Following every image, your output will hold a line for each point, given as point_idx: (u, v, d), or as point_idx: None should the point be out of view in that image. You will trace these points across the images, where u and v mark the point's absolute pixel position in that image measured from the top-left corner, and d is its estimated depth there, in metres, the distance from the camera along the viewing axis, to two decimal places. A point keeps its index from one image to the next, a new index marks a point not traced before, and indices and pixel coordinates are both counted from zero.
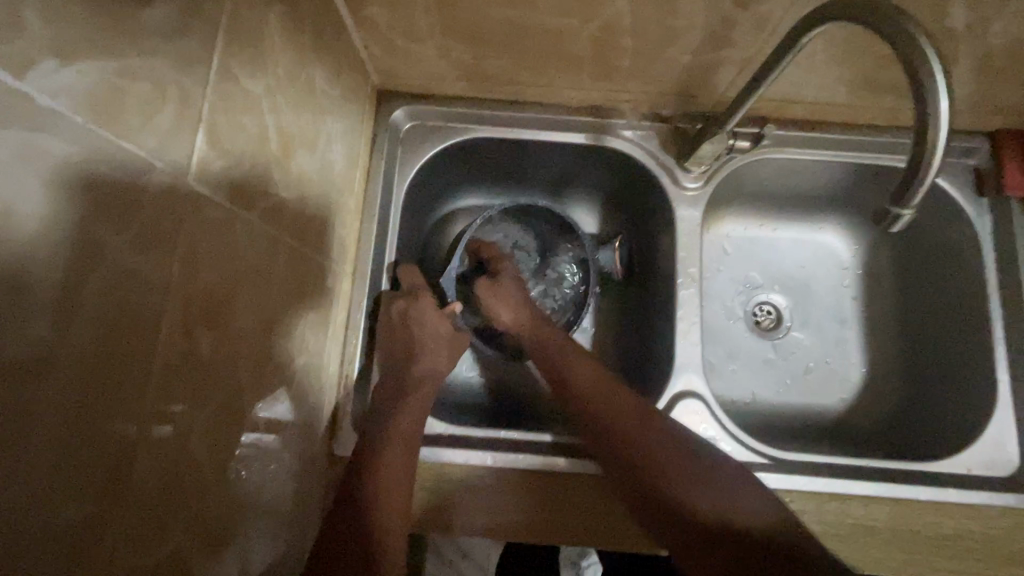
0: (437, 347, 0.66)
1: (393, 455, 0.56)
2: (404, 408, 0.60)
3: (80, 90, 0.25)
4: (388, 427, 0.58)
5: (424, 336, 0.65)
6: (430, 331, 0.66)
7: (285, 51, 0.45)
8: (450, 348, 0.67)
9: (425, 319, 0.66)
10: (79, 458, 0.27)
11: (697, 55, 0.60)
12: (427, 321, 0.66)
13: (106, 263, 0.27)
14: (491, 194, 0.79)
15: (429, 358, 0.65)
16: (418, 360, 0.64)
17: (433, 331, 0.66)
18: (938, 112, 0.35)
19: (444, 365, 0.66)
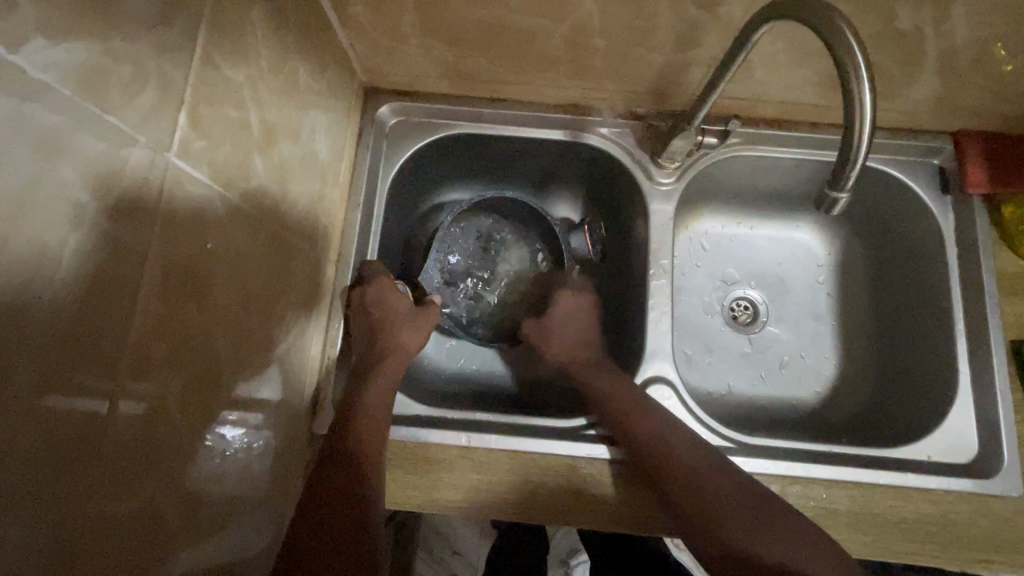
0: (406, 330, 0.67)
1: (366, 429, 0.59)
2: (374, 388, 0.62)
3: (66, 67, 0.28)
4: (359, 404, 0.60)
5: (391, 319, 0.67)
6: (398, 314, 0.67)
7: (268, 45, 0.48)
8: (418, 330, 0.69)
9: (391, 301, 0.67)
10: (62, 403, 0.29)
11: (666, 55, 0.63)
12: (392, 302, 0.67)
13: (88, 224, 0.30)
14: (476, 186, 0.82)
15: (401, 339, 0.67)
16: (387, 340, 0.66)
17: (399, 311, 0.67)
18: (863, 101, 0.38)
19: (411, 339, 0.68)
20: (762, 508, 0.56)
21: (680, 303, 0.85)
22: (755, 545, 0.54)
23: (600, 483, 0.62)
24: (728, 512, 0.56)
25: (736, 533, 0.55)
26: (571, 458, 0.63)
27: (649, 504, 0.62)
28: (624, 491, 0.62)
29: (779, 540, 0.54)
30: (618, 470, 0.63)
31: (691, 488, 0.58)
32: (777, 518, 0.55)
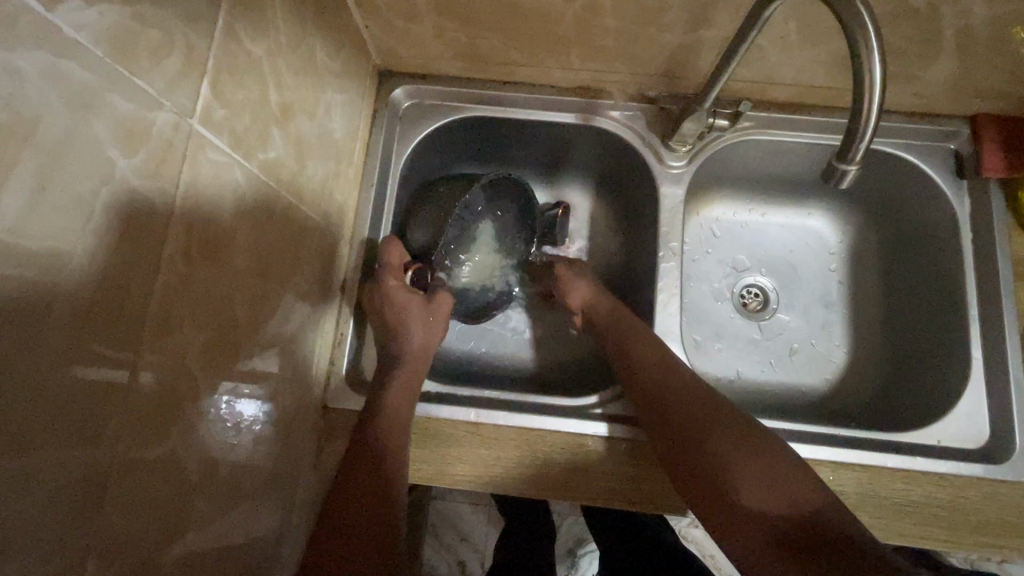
0: (416, 326, 0.67)
1: (387, 422, 0.59)
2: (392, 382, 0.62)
3: (99, 28, 0.29)
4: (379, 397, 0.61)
5: (402, 317, 0.66)
6: (407, 310, 0.66)
7: (286, 21, 0.49)
8: (428, 322, 0.68)
9: (398, 298, 0.67)
10: (88, 350, 0.31)
11: (678, 36, 0.63)
12: (398, 299, 0.67)
13: (116, 179, 0.31)
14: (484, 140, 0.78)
15: (418, 335, 0.67)
16: (400, 337, 0.66)
17: (408, 308, 0.67)
18: (871, 70, 0.38)
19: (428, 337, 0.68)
20: (774, 457, 0.55)
21: (689, 289, 0.86)
22: (761, 490, 0.54)
23: (607, 460, 0.63)
24: (738, 458, 0.56)
25: (744, 477, 0.55)
26: (579, 435, 0.64)
27: (657, 481, 0.62)
28: (632, 469, 0.63)
29: (785, 486, 0.54)
30: (624, 448, 0.64)
31: (701, 436, 0.58)
32: (789, 468, 0.55)
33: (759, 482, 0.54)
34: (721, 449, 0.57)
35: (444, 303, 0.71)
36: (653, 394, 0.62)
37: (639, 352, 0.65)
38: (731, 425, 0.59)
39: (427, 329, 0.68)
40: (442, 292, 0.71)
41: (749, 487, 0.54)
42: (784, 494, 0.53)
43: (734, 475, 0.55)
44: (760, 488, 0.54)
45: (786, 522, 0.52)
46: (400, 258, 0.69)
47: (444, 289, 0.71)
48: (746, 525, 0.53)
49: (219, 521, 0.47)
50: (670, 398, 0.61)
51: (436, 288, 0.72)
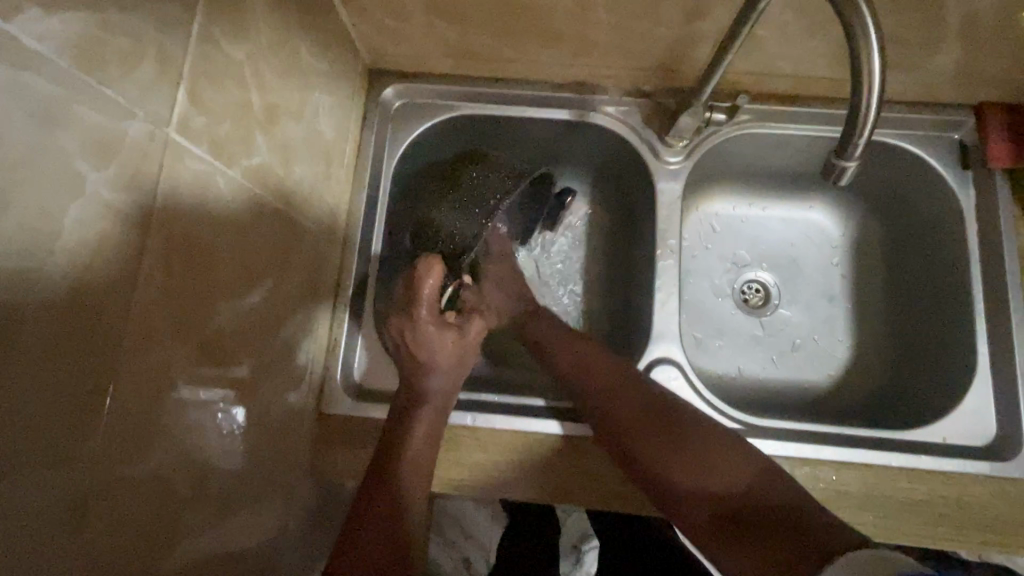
0: (445, 363, 0.64)
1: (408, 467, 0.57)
2: (420, 416, 0.60)
3: (64, 38, 0.28)
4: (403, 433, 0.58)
5: (430, 352, 0.63)
6: (437, 346, 0.64)
7: (267, 23, 0.48)
8: (460, 355, 0.66)
9: (428, 333, 0.63)
10: (64, 369, 0.30)
11: (672, 28, 0.62)
12: (429, 333, 0.64)
13: (87, 193, 0.30)
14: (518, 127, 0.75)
15: (444, 372, 0.63)
16: (427, 373, 0.63)
17: (438, 343, 0.64)
18: (870, 61, 0.37)
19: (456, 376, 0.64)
20: (712, 439, 0.58)
21: (689, 285, 0.84)
22: (701, 471, 0.56)
23: (605, 463, 0.62)
24: (682, 443, 0.59)
25: (685, 461, 0.57)
26: (577, 437, 0.63)
27: None
28: (632, 472, 0.62)
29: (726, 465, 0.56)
30: None
31: (639, 428, 0.60)
32: (727, 449, 0.57)
33: (699, 465, 0.57)
34: (653, 437, 0.59)
35: (476, 333, 0.68)
36: (598, 392, 0.63)
37: (576, 349, 0.68)
38: (668, 413, 0.61)
39: (458, 365, 0.65)
40: (475, 320, 0.68)
41: (686, 470, 0.57)
42: (718, 470, 0.56)
43: (673, 460, 0.58)
44: (701, 471, 0.56)
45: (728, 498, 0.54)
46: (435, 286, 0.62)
47: (477, 316, 0.68)
48: (694, 508, 0.56)
49: (210, 535, 0.47)
50: (603, 395, 0.63)
51: (469, 314, 0.69)
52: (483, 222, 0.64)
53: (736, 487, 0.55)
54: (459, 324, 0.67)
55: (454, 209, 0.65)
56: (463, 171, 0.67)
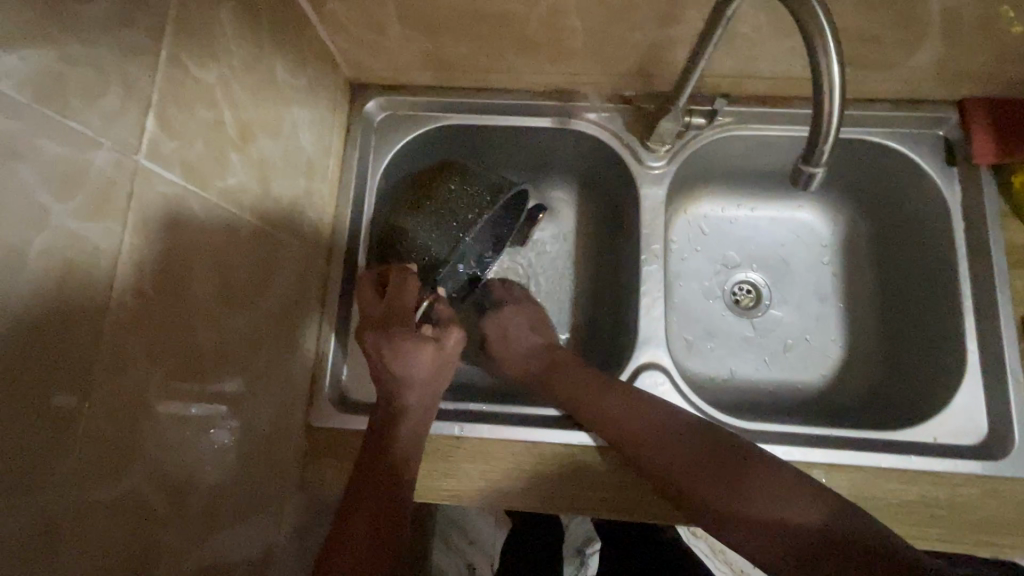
0: (423, 377, 0.61)
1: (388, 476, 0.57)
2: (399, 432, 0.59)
3: (21, 74, 0.29)
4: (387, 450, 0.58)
5: (406, 368, 0.60)
6: (414, 362, 0.60)
7: (240, 44, 0.48)
8: (439, 367, 0.62)
9: (405, 350, 0.60)
10: (34, 397, 0.31)
11: (647, 34, 0.62)
12: (404, 351, 0.60)
13: (50, 224, 0.31)
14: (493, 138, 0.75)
15: (421, 391, 0.61)
16: (404, 389, 0.61)
17: (415, 359, 0.60)
18: (830, 68, 0.37)
19: (434, 389, 0.62)
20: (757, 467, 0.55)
21: (678, 288, 0.84)
22: (772, 514, 0.52)
23: (595, 471, 0.62)
24: (740, 485, 0.54)
25: (753, 504, 0.53)
26: (564, 445, 0.63)
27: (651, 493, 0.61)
28: (621, 480, 0.62)
29: (776, 491, 0.53)
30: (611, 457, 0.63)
31: (677, 461, 0.57)
32: (774, 476, 0.54)
33: (767, 508, 0.52)
34: (689, 466, 0.57)
35: (455, 344, 0.63)
36: (647, 445, 0.58)
37: (605, 401, 0.62)
38: (720, 457, 0.57)
39: (435, 378, 0.62)
40: (453, 330, 0.63)
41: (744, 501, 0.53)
42: (788, 502, 0.52)
43: (728, 492, 0.54)
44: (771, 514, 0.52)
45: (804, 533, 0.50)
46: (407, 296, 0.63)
47: (455, 326, 0.64)
48: (767, 543, 0.51)
49: (195, 554, 0.47)
50: (628, 421, 0.60)
51: (447, 324, 0.64)
52: (460, 236, 0.66)
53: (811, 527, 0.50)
54: (436, 335, 0.63)
55: (427, 222, 0.66)
56: (437, 181, 0.66)
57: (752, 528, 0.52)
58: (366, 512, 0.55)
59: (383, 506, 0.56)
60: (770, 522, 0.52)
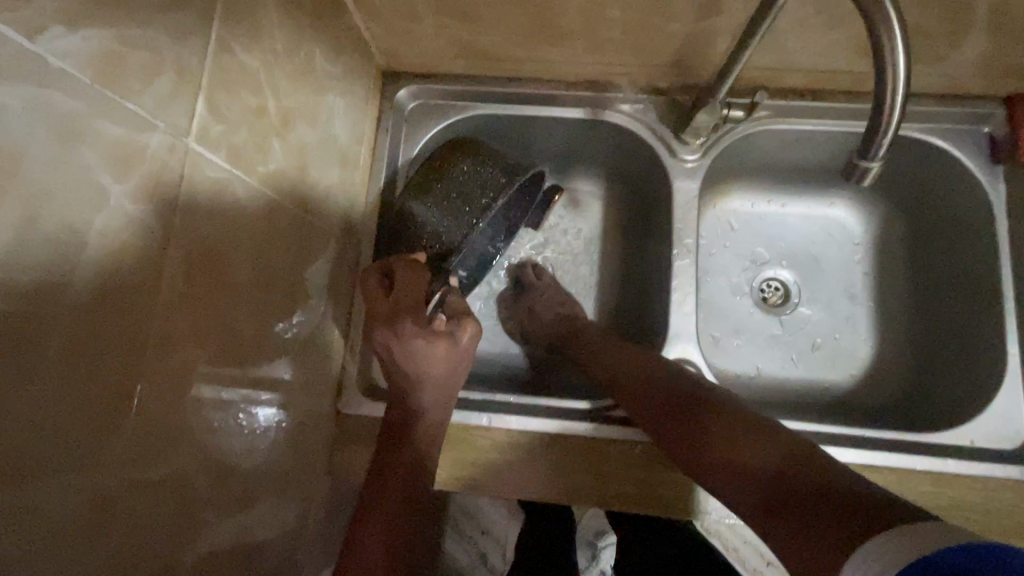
0: (438, 377, 0.58)
1: (399, 472, 0.57)
2: (417, 440, 0.58)
3: (85, 54, 0.29)
4: (396, 449, 0.58)
5: (420, 368, 0.57)
6: (428, 360, 0.57)
7: (282, 30, 0.48)
8: (453, 366, 0.59)
9: (416, 347, 0.56)
10: (90, 377, 0.31)
11: (689, 25, 0.60)
12: (417, 349, 0.57)
13: (110, 206, 0.31)
14: (502, 118, 0.74)
15: (437, 389, 0.59)
16: (421, 390, 0.58)
17: (429, 356, 0.57)
18: (897, 57, 0.37)
19: (451, 385, 0.59)
20: (745, 426, 0.52)
21: (707, 284, 0.83)
22: (744, 460, 0.49)
23: (623, 464, 0.62)
24: (709, 432, 0.53)
25: (716, 448, 0.52)
26: (595, 439, 0.63)
27: (679, 487, 0.61)
28: (648, 475, 0.62)
29: (755, 446, 0.50)
30: (640, 451, 0.63)
31: (663, 413, 0.58)
32: (756, 433, 0.51)
33: (740, 449, 0.50)
34: (679, 420, 0.56)
35: (469, 339, 0.60)
36: (641, 406, 0.60)
37: (611, 357, 0.66)
38: (685, 406, 0.57)
39: (452, 375, 0.59)
40: (468, 324, 0.60)
41: (722, 453, 0.51)
42: (772, 456, 0.48)
43: (709, 444, 0.53)
44: (727, 455, 0.51)
45: (773, 485, 0.46)
46: (417, 288, 0.58)
47: (470, 320, 0.60)
48: (741, 492, 0.49)
49: (229, 536, 0.47)
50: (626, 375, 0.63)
51: (461, 316, 0.60)
52: (474, 222, 0.62)
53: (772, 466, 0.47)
54: (450, 330, 0.59)
55: (442, 207, 0.63)
56: (452, 164, 0.64)
57: (722, 474, 0.51)
58: (383, 508, 0.56)
59: (399, 499, 0.56)
60: (742, 475, 0.49)
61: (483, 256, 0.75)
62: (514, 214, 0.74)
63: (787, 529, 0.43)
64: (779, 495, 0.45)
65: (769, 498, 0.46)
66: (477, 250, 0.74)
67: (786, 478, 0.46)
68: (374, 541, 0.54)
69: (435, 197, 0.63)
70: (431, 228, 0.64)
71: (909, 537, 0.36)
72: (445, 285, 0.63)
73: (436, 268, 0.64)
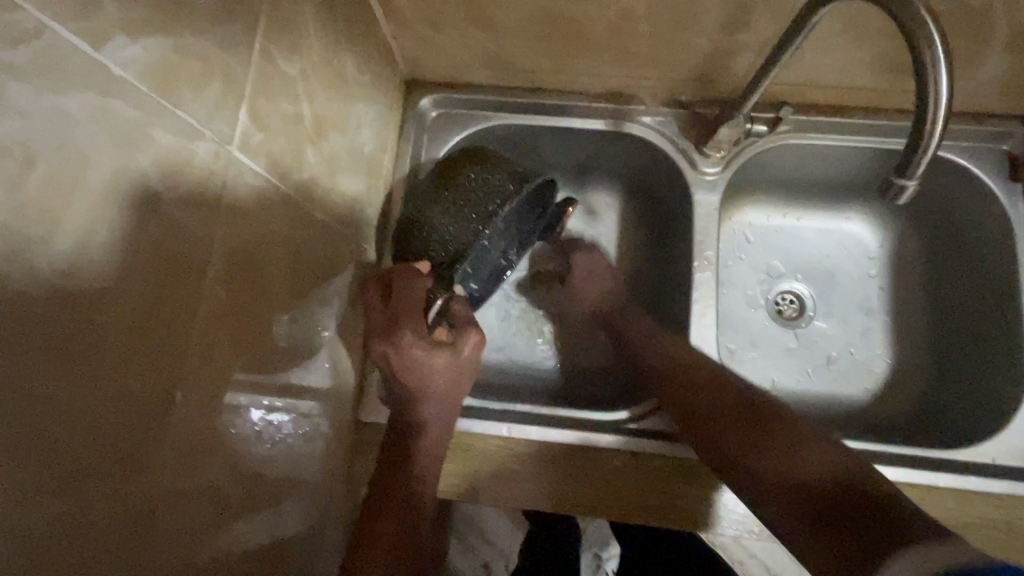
0: (440, 388, 0.57)
1: (405, 483, 0.55)
2: (420, 450, 0.56)
3: (143, 63, 0.29)
4: (399, 461, 0.56)
5: (421, 379, 0.56)
6: (430, 370, 0.56)
7: (319, 39, 0.49)
8: (456, 376, 0.57)
9: (414, 356, 0.55)
10: (136, 386, 0.31)
11: (715, 40, 0.61)
12: (416, 358, 0.55)
13: (162, 214, 0.31)
14: (518, 127, 0.73)
15: (440, 399, 0.57)
16: (424, 402, 0.57)
17: (429, 368, 0.55)
18: (937, 78, 0.39)
19: (453, 396, 0.58)
20: (800, 443, 0.55)
21: (723, 296, 0.83)
22: (798, 473, 0.53)
23: (641, 477, 0.62)
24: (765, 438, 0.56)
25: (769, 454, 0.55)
26: (615, 451, 0.63)
27: (697, 500, 0.61)
28: (665, 486, 0.62)
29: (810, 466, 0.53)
30: (659, 463, 0.62)
31: (714, 410, 0.60)
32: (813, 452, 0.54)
33: (796, 464, 0.54)
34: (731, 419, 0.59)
35: (473, 349, 0.57)
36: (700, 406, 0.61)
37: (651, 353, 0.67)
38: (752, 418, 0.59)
39: (455, 386, 0.58)
40: (470, 334, 0.57)
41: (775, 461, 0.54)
42: (829, 477, 0.52)
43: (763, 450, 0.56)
44: (784, 465, 0.54)
45: (828, 501, 0.51)
46: (414, 296, 0.55)
47: (472, 329, 0.58)
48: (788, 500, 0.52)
49: (258, 540, 0.48)
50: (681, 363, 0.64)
51: (464, 326, 0.58)
52: (480, 229, 0.58)
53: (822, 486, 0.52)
54: (452, 340, 0.57)
55: (449, 215, 0.59)
56: (456, 170, 0.61)
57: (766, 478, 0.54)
58: (388, 521, 0.54)
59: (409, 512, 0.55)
60: (797, 487, 0.52)
61: (499, 266, 0.73)
62: (523, 226, 0.74)
63: (839, 544, 0.48)
64: (824, 512, 0.50)
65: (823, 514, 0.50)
66: (488, 263, 0.72)
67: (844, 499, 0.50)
68: (377, 551, 0.52)
69: (439, 205, 0.60)
70: (437, 240, 0.60)
71: (936, 563, 0.41)
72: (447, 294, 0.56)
73: (437, 276, 0.59)
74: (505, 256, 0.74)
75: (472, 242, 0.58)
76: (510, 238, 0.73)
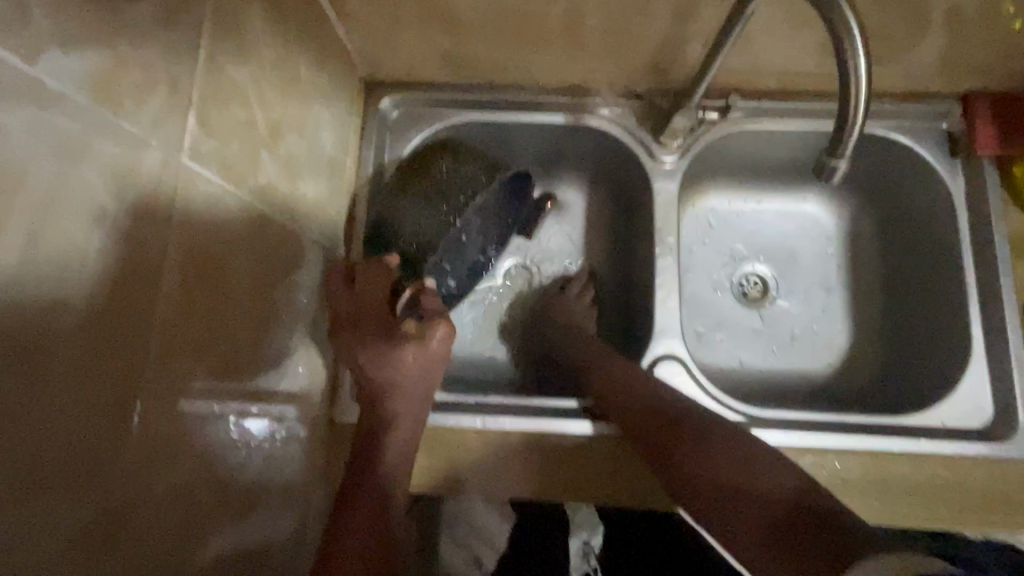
0: (411, 378, 0.57)
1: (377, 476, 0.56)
2: (391, 440, 0.57)
3: (81, 75, 0.29)
4: (373, 455, 0.57)
5: (390, 371, 0.56)
6: (398, 362, 0.56)
7: (269, 43, 0.49)
8: (425, 368, 0.57)
9: (382, 347, 0.55)
10: (94, 394, 0.31)
11: (664, 31, 0.63)
12: (384, 351, 0.55)
13: (109, 224, 0.32)
14: (482, 124, 0.74)
15: (412, 394, 0.58)
16: (394, 395, 0.57)
17: (397, 359, 0.56)
18: (857, 65, 0.41)
19: (424, 388, 0.58)
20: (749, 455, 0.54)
21: (687, 281, 0.85)
22: (746, 481, 0.52)
23: (613, 459, 0.64)
24: (712, 453, 0.55)
25: (733, 473, 0.53)
26: (588, 437, 0.64)
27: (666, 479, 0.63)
28: (635, 467, 0.63)
29: (766, 478, 0.51)
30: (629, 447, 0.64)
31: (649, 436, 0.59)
32: (764, 461, 0.53)
33: (747, 476, 0.52)
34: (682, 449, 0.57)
35: (442, 340, 0.56)
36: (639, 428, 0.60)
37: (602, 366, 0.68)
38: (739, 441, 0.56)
39: (425, 377, 0.57)
40: (440, 326, 0.55)
41: (742, 478, 0.52)
42: (792, 484, 0.50)
43: (718, 466, 0.54)
44: (742, 482, 0.52)
45: (796, 511, 0.48)
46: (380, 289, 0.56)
47: (442, 321, 0.55)
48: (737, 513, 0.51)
49: (236, 540, 0.48)
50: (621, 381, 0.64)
51: (432, 317, 0.56)
52: (452, 220, 0.60)
53: (787, 497, 0.49)
54: (420, 333, 0.55)
55: (415, 211, 0.60)
56: (427, 163, 0.61)
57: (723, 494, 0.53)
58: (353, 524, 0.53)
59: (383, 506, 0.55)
60: (761, 498, 0.50)
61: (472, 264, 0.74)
62: (502, 221, 0.74)
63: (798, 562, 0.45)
64: (787, 524, 0.47)
65: (776, 518, 0.49)
66: (467, 261, 0.73)
67: (812, 504, 0.48)
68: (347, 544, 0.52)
69: (405, 205, 0.60)
70: (405, 239, 0.60)
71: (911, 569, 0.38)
72: (415, 285, 0.56)
73: (408, 267, 0.60)
74: (481, 253, 0.75)
75: (441, 233, 0.59)
76: (486, 235, 0.74)
